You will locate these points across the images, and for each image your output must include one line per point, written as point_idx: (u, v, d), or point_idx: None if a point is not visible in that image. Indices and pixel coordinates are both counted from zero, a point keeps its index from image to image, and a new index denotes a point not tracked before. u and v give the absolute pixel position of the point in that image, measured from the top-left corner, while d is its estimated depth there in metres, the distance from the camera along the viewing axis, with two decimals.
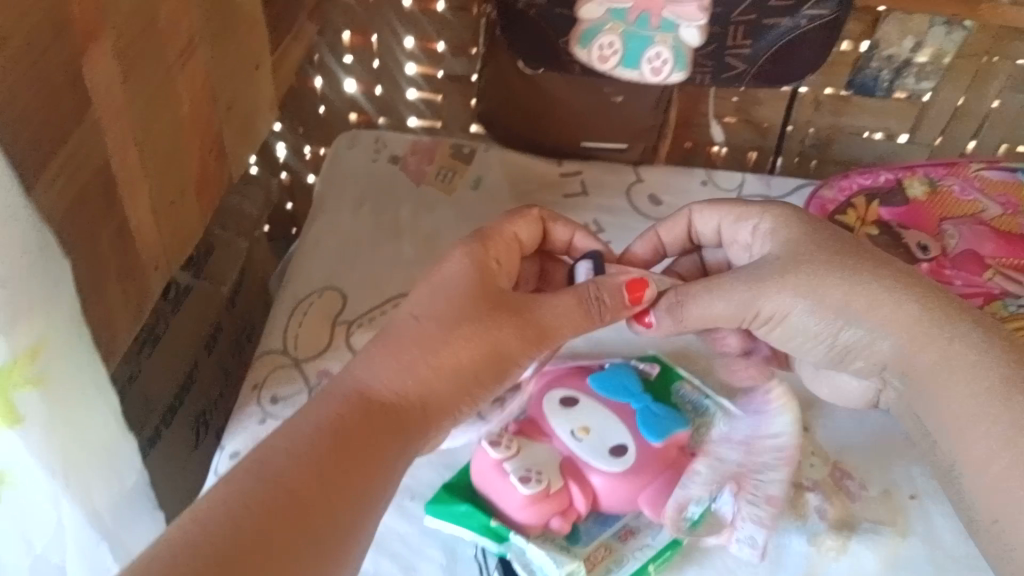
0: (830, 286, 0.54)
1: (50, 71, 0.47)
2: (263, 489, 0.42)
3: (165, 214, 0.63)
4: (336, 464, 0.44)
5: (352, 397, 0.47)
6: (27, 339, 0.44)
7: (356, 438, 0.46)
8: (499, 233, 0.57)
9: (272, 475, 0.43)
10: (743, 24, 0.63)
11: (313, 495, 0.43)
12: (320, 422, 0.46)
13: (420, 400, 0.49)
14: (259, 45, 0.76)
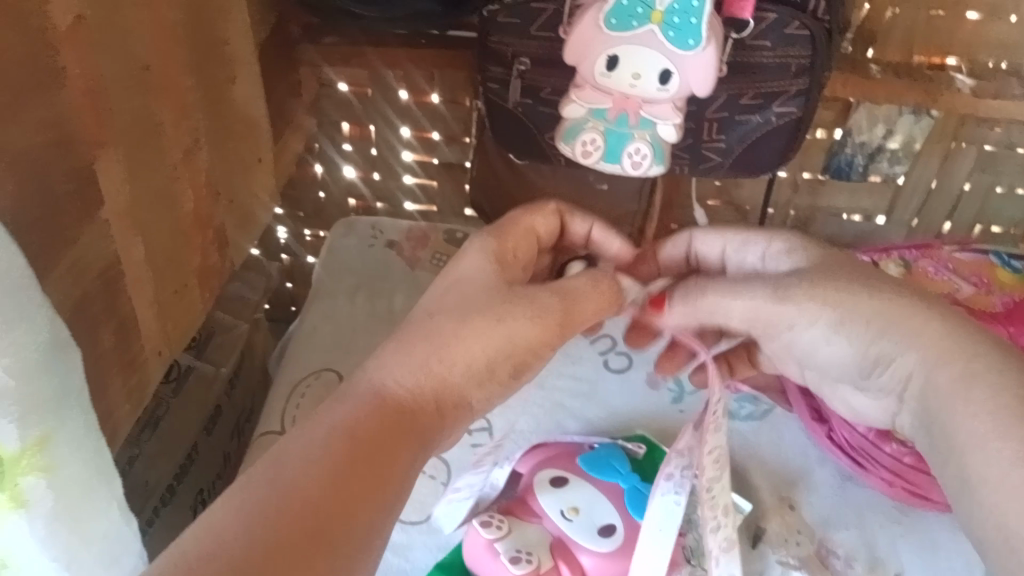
0: (855, 298, 0.57)
1: (62, 182, 0.50)
2: (277, 498, 0.42)
3: (166, 304, 0.66)
4: (349, 475, 0.44)
5: (365, 399, 0.49)
6: (36, 430, 0.47)
7: (369, 449, 0.46)
8: (516, 224, 0.61)
9: (284, 484, 0.43)
10: (716, 121, 0.68)
11: (326, 508, 0.43)
12: (331, 429, 0.46)
13: (433, 397, 0.51)
14: (260, 141, 0.80)
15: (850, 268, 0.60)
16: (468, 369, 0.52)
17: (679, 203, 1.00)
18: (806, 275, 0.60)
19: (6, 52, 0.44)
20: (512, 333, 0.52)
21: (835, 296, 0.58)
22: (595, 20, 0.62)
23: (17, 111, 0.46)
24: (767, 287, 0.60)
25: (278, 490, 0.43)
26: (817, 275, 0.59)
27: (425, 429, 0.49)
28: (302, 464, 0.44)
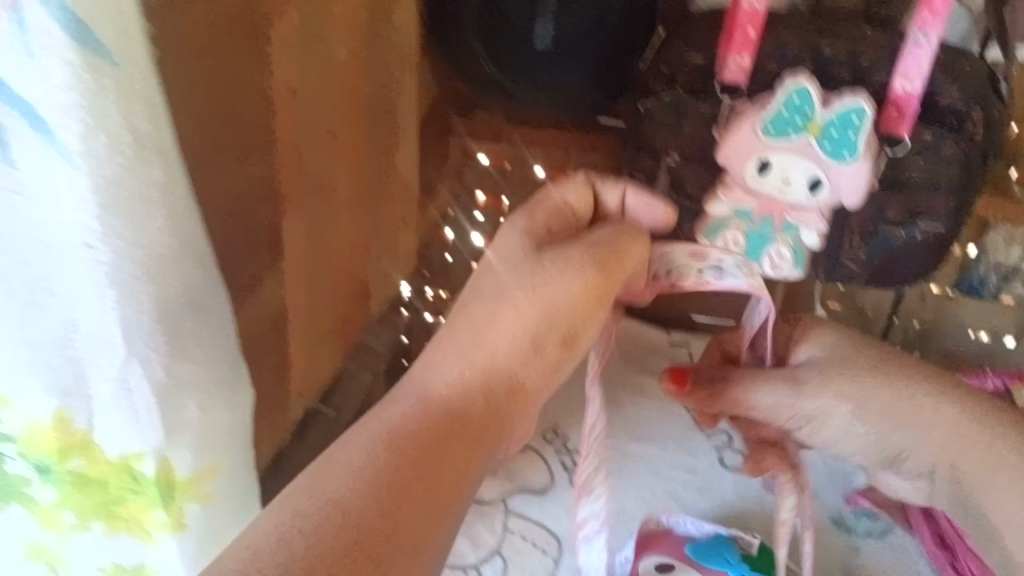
0: (876, 392, 0.71)
1: (258, 236, 0.55)
2: (328, 524, 0.43)
3: (312, 350, 0.71)
4: (399, 491, 0.46)
5: (413, 402, 0.53)
6: (208, 461, 0.51)
7: (409, 471, 0.48)
8: (540, 204, 0.58)
9: (335, 501, 0.45)
10: (856, 234, 0.70)
11: (373, 529, 0.44)
12: (374, 438, 0.49)
13: (481, 395, 0.54)
14: (408, 206, 0.86)
15: (873, 355, 0.74)
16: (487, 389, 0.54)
17: (801, 301, 1.00)
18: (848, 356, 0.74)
19: (248, 123, 0.50)
20: (555, 301, 0.53)
21: (857, 395, 0.72)
22: (752, 126, 0.64)
23: (244, 165, 0.51)
24: (841, 351, 0.74)
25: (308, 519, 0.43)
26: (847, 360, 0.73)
27: (483, 435, 0.53)
28: (346, 491, 0.45)
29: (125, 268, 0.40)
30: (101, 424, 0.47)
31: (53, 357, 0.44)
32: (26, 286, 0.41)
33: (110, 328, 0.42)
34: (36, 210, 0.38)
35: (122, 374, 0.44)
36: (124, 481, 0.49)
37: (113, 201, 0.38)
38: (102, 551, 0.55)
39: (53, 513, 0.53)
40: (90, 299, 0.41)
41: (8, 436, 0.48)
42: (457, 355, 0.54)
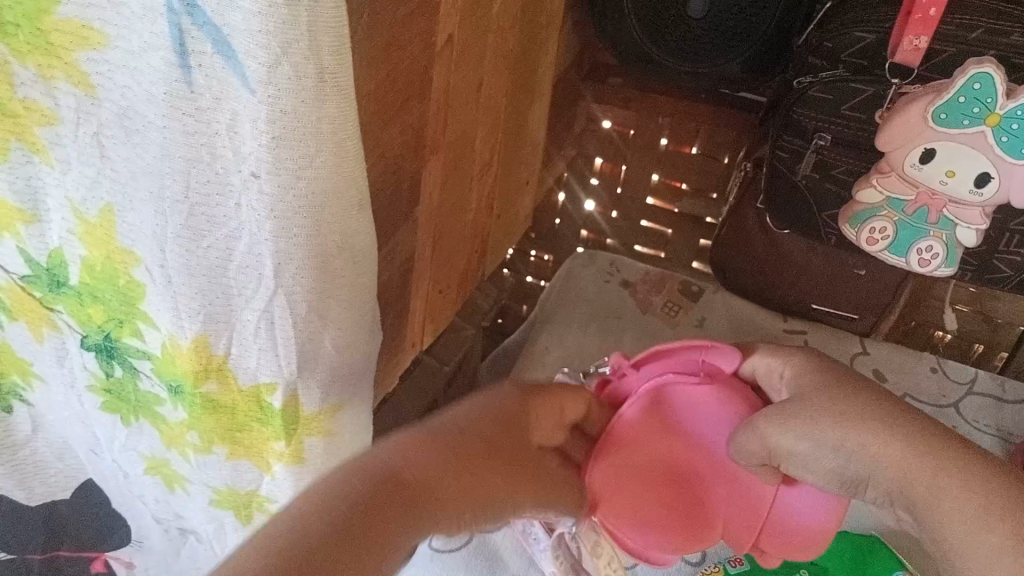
0: (827, 423, 0.47)
1: (401, 185, 0.55)
2: (313, 543, 0.33)
3: (434, 299, 0.71)
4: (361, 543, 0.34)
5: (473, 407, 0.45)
6: (335, 398, 0.52)
7: (396, 506, 0.37)
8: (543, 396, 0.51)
9: (311, 527, 0.33)
10: (1019, 233, 0.64)
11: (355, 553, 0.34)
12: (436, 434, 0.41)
13: (457, 466, 0.41)
14: (533, 164, 0.85)
15: (843, 387, 0.49)
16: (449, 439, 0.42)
17: (926, 303, 0.91)
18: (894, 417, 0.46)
19: (416, 73, 0.50)
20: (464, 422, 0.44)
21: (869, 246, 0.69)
22: (922, 114, 0.59)
23: (397, 113, 0.49)
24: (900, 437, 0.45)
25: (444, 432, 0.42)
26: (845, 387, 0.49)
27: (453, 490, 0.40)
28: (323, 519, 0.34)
29: (286, 202, 0.40)
30: (239, 351, 0.48)
31: (204, 285, 0.45)
32: (189, 214, 0.42)
33: (264, 263, 0.43)
34: (210, 140, 0.39)
35: (269, 306, 0.45)
36: (251, 411, 0.51)
37: (287, 137, 0.37)
38: (218, 472, 0.57)
39: (177, 433, 0.56)
40: (249, 229, 0.42)
41: (148, 354, 0.51)
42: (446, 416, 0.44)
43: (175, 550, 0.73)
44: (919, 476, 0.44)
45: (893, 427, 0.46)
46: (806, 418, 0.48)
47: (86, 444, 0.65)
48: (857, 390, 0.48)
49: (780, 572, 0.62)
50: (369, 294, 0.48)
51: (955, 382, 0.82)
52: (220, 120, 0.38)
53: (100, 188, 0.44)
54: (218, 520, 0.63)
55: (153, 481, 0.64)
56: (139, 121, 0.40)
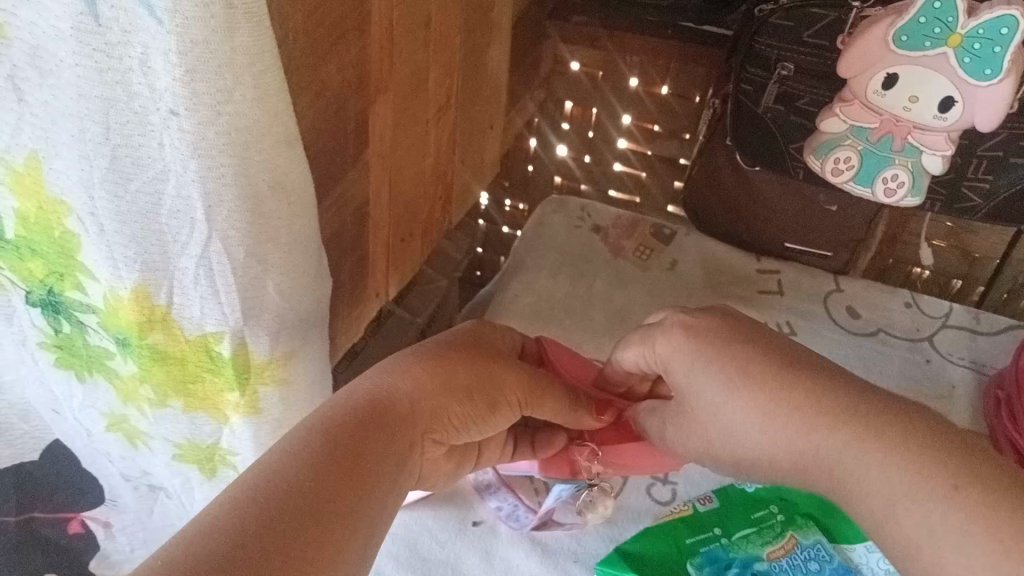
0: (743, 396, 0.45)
1: (346, 126, 0.53)
2: (273, 493, 0.36)
3: (395, 248, 0.70)
4: (320, 496, 0.37)
5: (391, 370, 0.48)
6: (285, 346, 0.51)
7: (346, 467, 0.40)
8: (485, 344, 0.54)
9: (276, 473, 0.38)
10: (985, 160, 0.63)
11: (313, 511, 0.37)
12: (353, 405, 0.44)
13: (376, 430, 0.44)
14: (497, 108, 0.83)
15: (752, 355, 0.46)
16: (365, 405, 0.45)
17: (903, 239, 0.89)
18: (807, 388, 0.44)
19: (351, 6, 0.48)
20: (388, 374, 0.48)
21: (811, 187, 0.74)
22: (884, 36, 0.58)
23: (333, 50, 0.48)
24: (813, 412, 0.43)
25: (361, 401, 0.45)
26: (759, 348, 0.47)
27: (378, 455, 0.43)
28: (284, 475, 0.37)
29: (209, 139, 0.38)
30: (180, 300, 0.47)
31: (136, 231, 0.43)
32: (112, 157, 0.40)
33: (194, 206, 0.41)
34: (124, 76, 0.37)
35: (204, 251, 0.43)
36: (201, 361, 0.50)
37: (202, 69, 0.36)
38: (176, 426, 0.57)
39: (131, 387, 0.55)
40: (175, 170, 0.40)
41: (93, 307, 0.50)
42: (359, 384, 0.47)
43: (149, 508, 0.72)
44: (838, 451, 0.42)
45: (809, 397, 0.44)
46: (722, 389, 0.46)
47: (47, 403, 0.64)
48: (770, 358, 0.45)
49: (750, 507, 0.63)
50: (311, 235, 0.47)
51: (928, 317, 0.81)
52: (132, 54, 0.36)
53: (22, 135, 0.43)
54: (183, 474, 0.62)
55: (115, 438, 0.63)
56: (51, 60, 0.38)
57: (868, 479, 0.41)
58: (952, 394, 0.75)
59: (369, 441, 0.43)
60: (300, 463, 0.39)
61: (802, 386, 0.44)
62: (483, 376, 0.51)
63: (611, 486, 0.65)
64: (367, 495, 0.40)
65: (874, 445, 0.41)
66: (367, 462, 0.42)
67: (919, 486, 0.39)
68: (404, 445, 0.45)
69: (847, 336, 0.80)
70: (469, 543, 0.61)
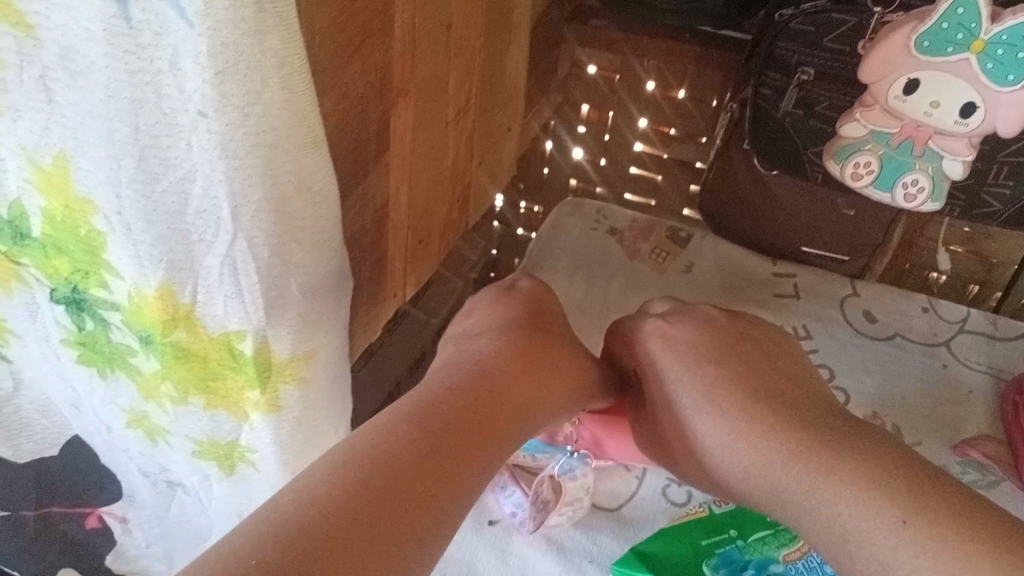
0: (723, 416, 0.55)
1: (367, 127, 0.53)
2: (372, 470, 0.43)
3: (413, 249, 0.71)
4: (415, 473, 0.44)
5: (474, 363, 0.55)
6: (307, 345, 0.51)
7: (442, 447, 0.47)
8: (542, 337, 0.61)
9: (380, 450, 0.44)
10: (1007, 165, 0.63)
11: (407, 486, 0.43)
12: (444, 391, 0.51)
13: (466, 413, 0.50)
14: (515, 111, 0.83)
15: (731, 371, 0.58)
16: (455, 391, 0.51)
17: (919, 244, 0.88)
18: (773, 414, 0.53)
19: (374, 9, 0.48)
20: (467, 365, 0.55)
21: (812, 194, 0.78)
22: (906, 42, 0.58)
23: (357, 52, 0.48)
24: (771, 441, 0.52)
25: (451, 388, 0.52)
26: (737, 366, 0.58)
27: (472, 435, 0.49)
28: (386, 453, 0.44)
29: (237, 140, 0.39)
30: (204, 299, 0.47)
31: (162, 230, 0.44)
32: (141, 156, 0.41)
33: (220, 206, 0.42)
34: (154, 78, 0.38)
35: (229, 251, 0.44)
36: (223, 359, 0.51)
37: (233, 72, 0.36)
38: (196, 424, 0.57)
39: (153, 385, 0.56)
40: (203, 170, 0.41)
41: (117, 305, 0.51)
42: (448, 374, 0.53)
43: (165, 504, 0.72)
44: (807, 478, 0.49)
45: (791, 431, 0.52)
46: (708, 409, 0.56)
47: (68, 400, 0.65)
48: (738, 386, 0.56)
49: (766, 510, 0.62)
50: (332, 236, 0.47)
51: (946, 322, 0.81)
52: (163, 56, 0.37)
53: (51, 134, 0.43)
54: (202, 471, 0.63)
55: (135, 435, 0.64)
56: (81, 61, 0.39)
57: (832, 506, 0.47)
58: (968, 400, 0.75)
59: (460, 422, 0.49)
60: (403, 441, 0.45)
61: (769, 412, 0.54)
62: (553, 365, 0.59)
63: (627, 487, 0.65)
64: (459, 469, 0.47)
65: (827, 479, 0.48)
66: (460, 439, 0.48)
67: (869, 506, 0.46)
68: (496, 423, 0.52)
69: (862, 340, 0.80)
70: (485, 543, 0.62)
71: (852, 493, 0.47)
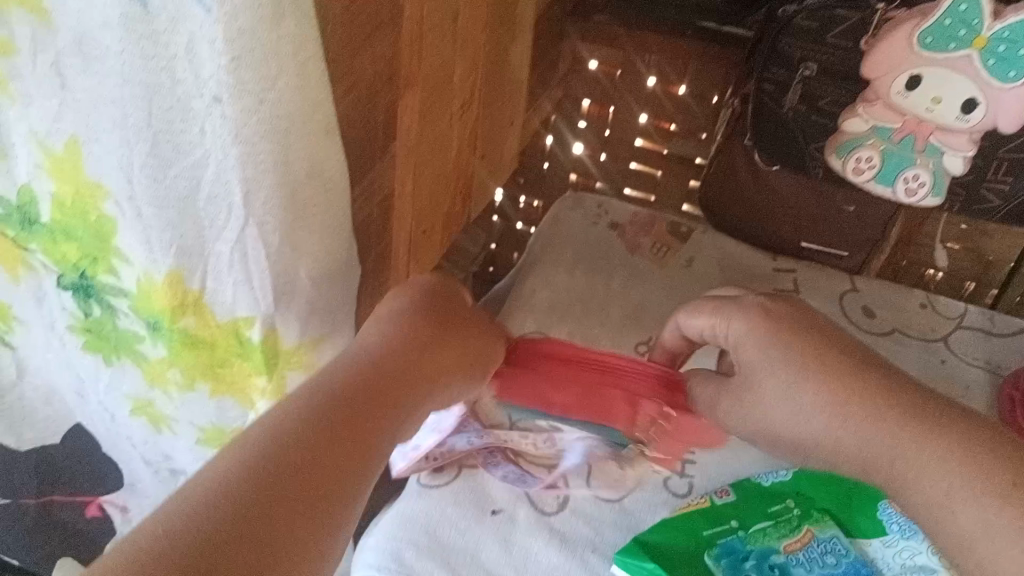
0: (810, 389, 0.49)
1: (376, 117, 0.54)
2: (261, 461, 0.38)
3: (417, 240, 0.71)
4: (331, 448, 0.40)
5: (385, 332, 0.48)
6: (314, 332, 0.51)
7: (356, 420, 0.43)
8: (450, 301, 0.52)
9: (274, 435, 0.39)
10: (1007, 162, 0.63)
11: (298, 475, 0.38)
12: (366, 355, 0.46)
13: (394, 375, 0.46)
14: (518, 104, 0.84)
15: (807, 339, 0.51)
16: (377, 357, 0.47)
17: (917, 240, 0.89)
18: (870, 390, 0.48)
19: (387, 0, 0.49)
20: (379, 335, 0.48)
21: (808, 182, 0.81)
22: (908, 37, 0.58)
23: (367, 42, 0.48)
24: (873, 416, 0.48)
25: (358, 362, 0.46)
26: (808, 332, 0.51)
27: (396, 404, 0.45)
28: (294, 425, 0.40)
29: (251, 126, 0.39)
30: (213, 285, 0.47)
31: (173, 216, 0.44)
32: (153, 142, 0.41)
33: (232, 192, 0.42)
34: (169, 63, 0.38)
35: (240, 237, 0.44)
36: (230, 346, 0.51)
37: (248, 57, 0.37)
38: (201, 411, 0.57)
39: (158, 372, 0.56)
40: (215, 156, 0.41)
41: (125, 291, 0.51)
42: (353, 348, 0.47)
43: (167, 493, 0.71)
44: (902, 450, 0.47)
45: (869, 406, 0.48)
46: (784, 381, 0.49)
47: (72, 387, 0.65)
48: (840, 355, 0.50)
49: (766, 500, 0.63)
50: (343, 225, 0.48)
51: (944, 318, 0.81)
52: (178, 41, 0.37)
53: (63, 119, 0.44)
54: (205, 459, 0.63)
55: (139, 423, 0.64)
56: (97, 45, 0.39)
57: (917, 474, 0.46)
58: (966, 394, 0.76)
59: (380, 388, 0.45)
60: (311, 416, 0.41)
61: (856, 378, 0.49)
62: (457, 339, 0.50)
63: (628, 479, 0.65)
64: (381, 441, 0.44)
65: (931, 448, 0.46)
66: (385, 408, 0.45)
67: (962, 477, 0.45)
68: (424, 388, 0.48)
69: (863, 334, 0.80)
70: (487, 532, 0.62)
71: (958, 461, 0.46)
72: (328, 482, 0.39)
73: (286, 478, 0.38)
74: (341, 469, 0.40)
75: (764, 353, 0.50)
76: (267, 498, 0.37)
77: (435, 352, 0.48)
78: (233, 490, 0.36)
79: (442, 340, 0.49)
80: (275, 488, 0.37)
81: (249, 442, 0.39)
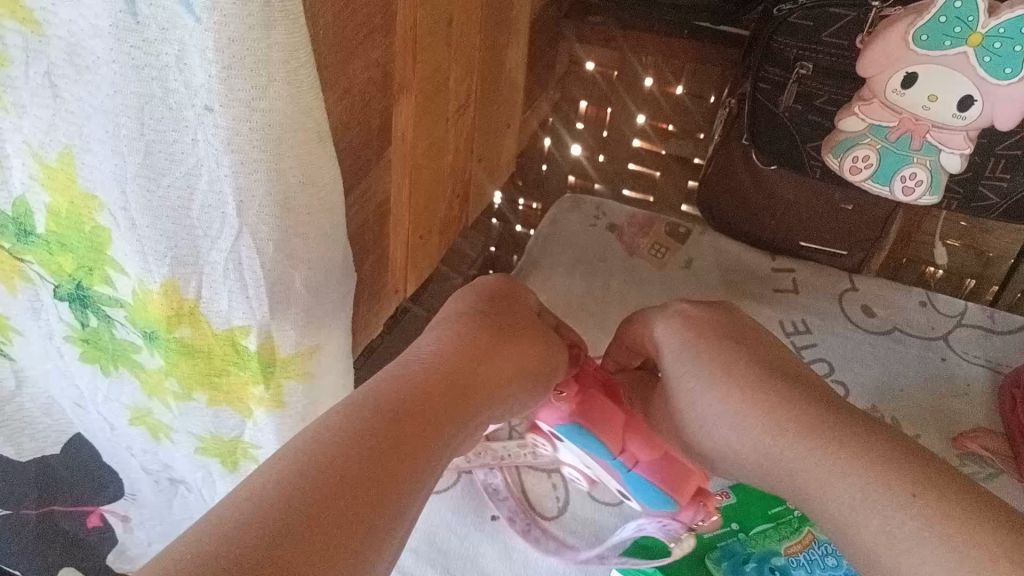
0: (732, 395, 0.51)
1: (370, 123, 0.54)
2: (318, 461, 0.39)
3: (414, 245, 0.71)
4: (386, 450, 0.41)
5: (435, 346, 0.50)
6: (311, 340, 0.51)
7: (409, 424, 0.44)
8: (504, 313, 0.55)
9: (329, 435, 0.41)
10: (1005, 158, 0.63)
11: (354, 473, 0.39)
12: (417, 367, 0.48)
13: (443, 382, 0.48)
14: (514, 107, 0.84)
15: (731, 354, 0.53)
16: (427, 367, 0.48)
17: (918, 238, 0.89)
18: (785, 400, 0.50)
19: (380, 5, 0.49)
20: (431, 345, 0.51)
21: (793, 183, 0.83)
22: (903, 35, 0.58)
23: (360, 48, 0.48)
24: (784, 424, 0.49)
25: (408, 370, 0.47)
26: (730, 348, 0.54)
27: (448, 410, 0.47)
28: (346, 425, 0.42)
29: (244, 135, 0.39)
30: (209, 294, 0.47)
31: (168, 226, 0.44)
32: (147, 152, 0.41)
33: (226, 201, 0.42)
34: (160, 73, 0.38)
35: (234, 246, 0.44)
36: (227, 354, 0.51)
37: (239, 66, 0.36)
38: (199, 420, 0.57)
39: (156, 381, 0.56)
40: (209, 165, 0.41)
41: (121, 301, 0.51)
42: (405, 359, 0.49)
43: (168, 502, 0.71)
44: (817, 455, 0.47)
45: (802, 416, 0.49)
46: (706, 389, 0.52)
47: (71, 397, 0.65)
48: (753, 366, 0.52)
49: (766, 502, 0.62)
50: (337, 233, 0.48)
51: (943, 316, 0.81)
52: (169, 51, 0.37)
53: (57, 130, 0.44)
54: (205, 468, 0.63)
55: (138, 432, 0.64)
56: (88, 55, 0.39)
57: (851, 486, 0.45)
58: (965, 393, 0.76)
59: (430, 395, 0.46)
60: (366, 420, 0.42)
61: (779, 394, 0.50)
62: (514, 345, 0.53)
63: None
64: (435, 444, 0.45)
65: (831, 456, 0.46)
66: (439, 412, 0.46)
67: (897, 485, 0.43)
68: (472, 394, 0.49)
69: (860, 334, 0.80)
70: (487, 537, 0.62)
71: (862, 469, 0.45)
72: (385, 477, 0.40)
73: (346, 475, 0.39)
74: (397, 468, 0.41)
75: (689, 362, 0.54)
76: (322, 493, 0.37)
77: (484, 361, 0.51)
78: (290, 486, 0.37)
79: (494, 346, 0.52)
80: (333, 482, 0.38)
81: (305, 443, 0.40)
